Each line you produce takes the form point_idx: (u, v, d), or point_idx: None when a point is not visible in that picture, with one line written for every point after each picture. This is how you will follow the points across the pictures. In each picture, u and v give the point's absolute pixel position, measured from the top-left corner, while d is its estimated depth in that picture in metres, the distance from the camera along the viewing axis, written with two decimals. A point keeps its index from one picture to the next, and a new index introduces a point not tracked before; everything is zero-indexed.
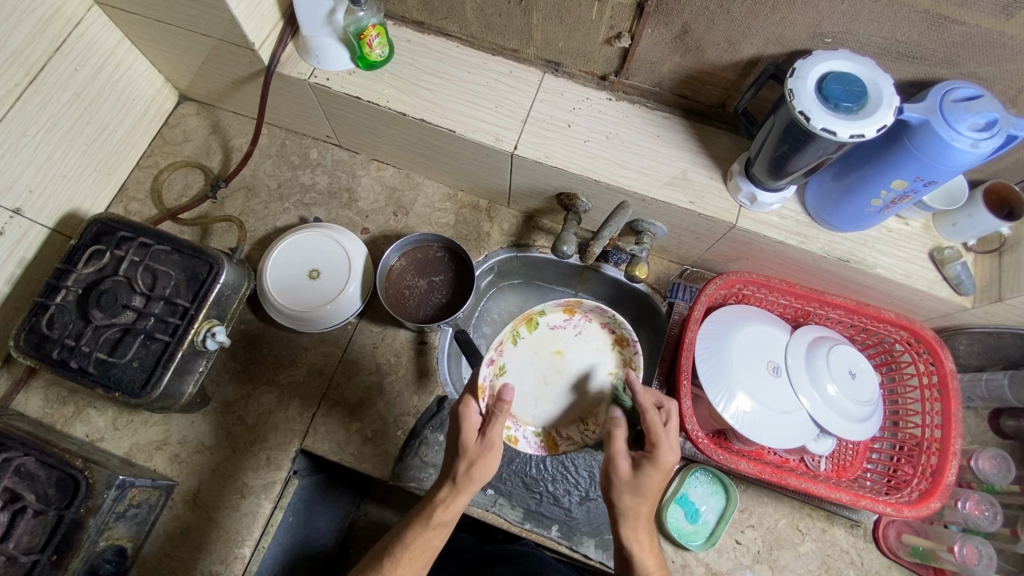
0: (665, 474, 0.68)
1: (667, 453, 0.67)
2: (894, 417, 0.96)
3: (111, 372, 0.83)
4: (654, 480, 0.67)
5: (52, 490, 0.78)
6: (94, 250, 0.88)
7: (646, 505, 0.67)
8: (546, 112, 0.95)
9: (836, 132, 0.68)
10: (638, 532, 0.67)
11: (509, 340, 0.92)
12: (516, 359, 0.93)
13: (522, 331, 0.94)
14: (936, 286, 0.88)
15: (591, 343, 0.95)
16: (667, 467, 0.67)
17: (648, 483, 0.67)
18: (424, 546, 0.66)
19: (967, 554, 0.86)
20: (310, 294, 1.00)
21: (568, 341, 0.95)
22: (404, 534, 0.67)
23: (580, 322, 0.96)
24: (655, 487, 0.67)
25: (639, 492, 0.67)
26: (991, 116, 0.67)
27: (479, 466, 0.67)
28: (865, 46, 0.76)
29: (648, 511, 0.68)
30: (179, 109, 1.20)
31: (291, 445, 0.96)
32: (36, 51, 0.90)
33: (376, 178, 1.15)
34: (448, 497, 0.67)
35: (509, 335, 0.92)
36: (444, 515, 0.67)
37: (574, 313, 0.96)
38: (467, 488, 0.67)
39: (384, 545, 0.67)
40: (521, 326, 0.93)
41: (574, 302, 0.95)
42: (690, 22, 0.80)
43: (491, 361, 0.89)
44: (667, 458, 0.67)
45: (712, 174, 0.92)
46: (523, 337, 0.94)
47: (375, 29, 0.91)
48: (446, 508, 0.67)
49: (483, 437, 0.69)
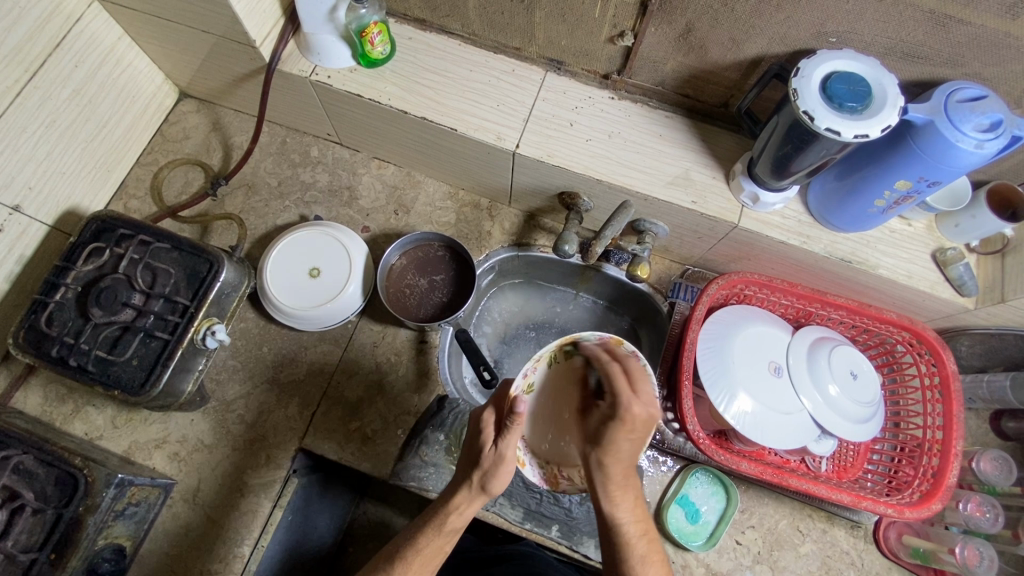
0: (630, 432, 0.64)
1: (629, 406, 0.63)
2: (896, 418, 0.96)
3: (110, 370, 0.83)
4: (618, 437, 0.64)
5: (52, 488, 0.78)
6: (94, 247, 0.88)
7: (616, 464, 0.64)
8: (548, 110, 0.95)
9: (840, 132, 0.67)
10: (614, 492, 0.65)
11: (547, 358, 0.73)
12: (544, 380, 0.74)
13: (557, 351, 0.73)
14: (938, 287, 0.88)
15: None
16: (630, 421, 0.63)
17: (610, 441, 0.64)
18: (437, 551, 0.66)
19: (968, 555, 0.86)
20: (311, 293, 0.99)
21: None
22: (418, 537, 0.67)
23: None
24: (622, 444, 0.64)
25: (605, 451, 0.64)
26: (996, 116, 0.66)
27: (493, 478, 0.65)
28: (869, 46, 0.75)
29: (623, 472, 0.65)
30: (179, 106, 1.20)
31: (291, 443, 0.96)
32: (36, 47, 0.90)
33: (377, 176, 1.15)
34: (462, 504, 0.66)
35: (549, 352, 0.73)
36: (458, 520, 0.66)
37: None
38: (484, 495, 0.66)
39: (394, 547, 0.67)
40: (558, 352, 0.74)
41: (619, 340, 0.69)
42: (693, 20, 0.79)
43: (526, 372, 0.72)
44: (629, 412, 0.63)
45: (714, 174, 0.92)
46: (560, 359, 0.75)
47: (376, 27, 0.91)
48: (460, 513, 0.67)
49: (494, 445, 0.65)
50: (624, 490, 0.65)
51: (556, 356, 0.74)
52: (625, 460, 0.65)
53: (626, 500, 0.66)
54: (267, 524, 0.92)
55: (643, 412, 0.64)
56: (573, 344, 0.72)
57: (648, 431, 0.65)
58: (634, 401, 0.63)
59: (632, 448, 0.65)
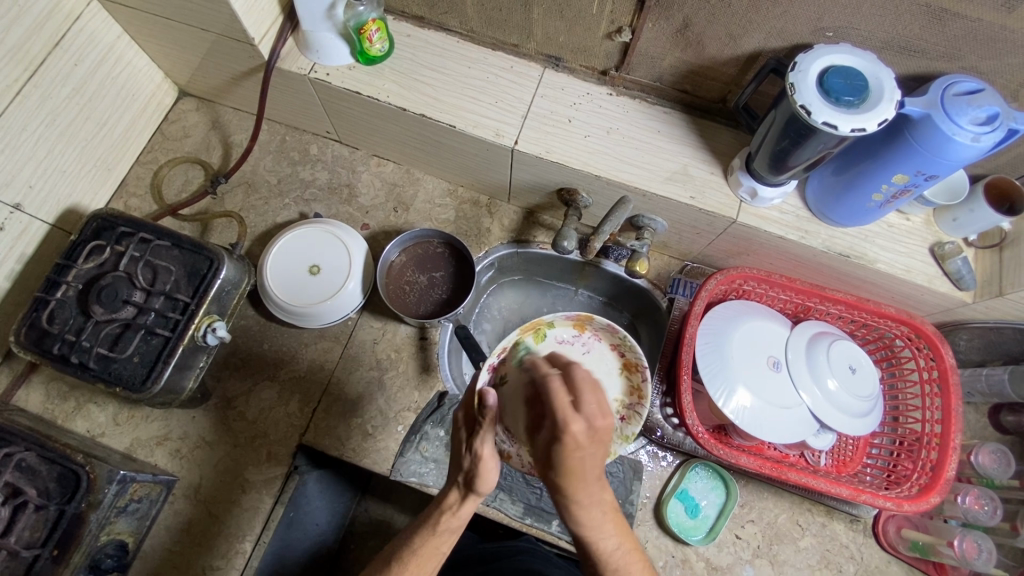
0: (585, 457, 0.55)
1: (568, 427, 0.54)
2: (894, 413, 0.96)
3: (111, 367, 0.83)
4: (569, 458, 0.55)
5: (54, 485, 0.79)
6: (94, 245, 0.88)
7: (577, 487, 0.57)
8: (546, 107, 0.95)
9: (837, 126, 0.68)
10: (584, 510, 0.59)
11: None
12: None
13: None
14: (936, 281, 0.88)
15: (601, 364, 0.90)
16: (575, 441, 0.55)
17: (563, 465, 0.55)
18: (433, 551, 0.66)
19: (966, 548, 0.86)
20: (310, 290, 0.99)
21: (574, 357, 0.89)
22: (412, 538, 0.67)
23: (588, 340, 0.90)
24: (580, 466, 0.56)
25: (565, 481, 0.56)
26: (993, 109, 0.66)
27: (477, 478, 0.65)
28: (867, 40, 0.75)
29: (588, 493, 0.58)
30: (179, 105, 1.20)
31: (292, 440, 0.96)
32: (35, 46, 0.90)
33: (376, 173, 1.15)
34: (455, 503, 0.67)
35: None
36: (454, 520, 0.67)
37: (584, 330, 0.90)
38: (474, 496, 0.66)
39: (391, 550, 0.68)
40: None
41: (586, 316, 0.89)
42: (691, 15, 0.80)
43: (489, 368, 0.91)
44: (568, 433, 0.54)
45: (713, 169, 0.92)
46: (529, 348, 0.84)
47: (375, 24, 0.91)
48: (455, 513, 0.67)
49: (470, 450, 0.66)
50: (591, 499, 0.58)
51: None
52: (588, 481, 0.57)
53: (594, 509, 0.60)
54: (268, 521, 0.92)
55: (588, 430, 0.55)
56: (543, 327, 0.87)
57: (604, 443, 0.56)
58: (570, 423, 0.54)
59: (591, 467, 0.56)
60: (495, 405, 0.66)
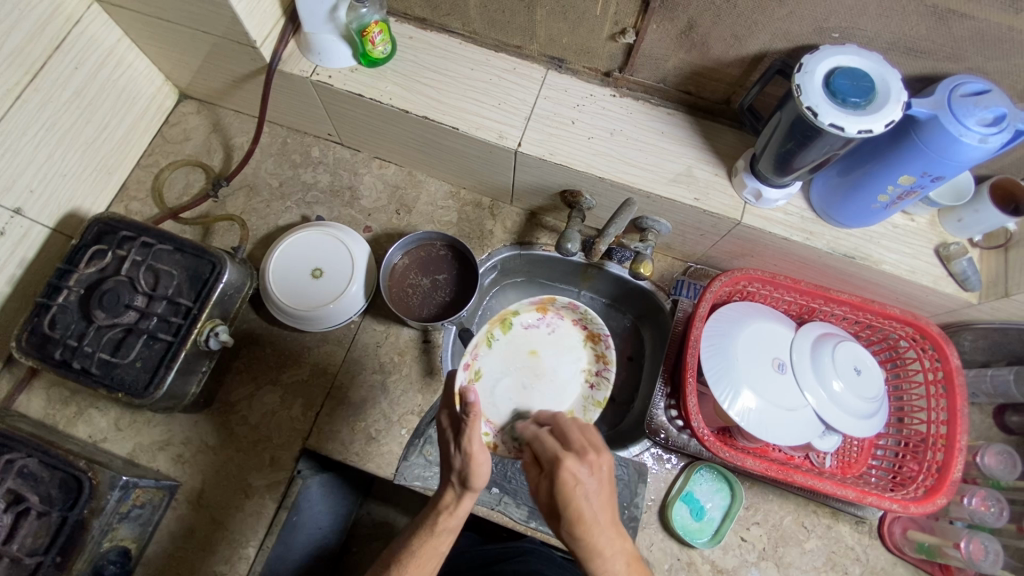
0: (586, 492, 0.62)
1: (563, 461, 0.63)
2: (899, 414, 0.96)
3: (114, 373, 0.83)
4: (573, 495, 0.62)
5: (56, 491, 0.78)
6: (96, 250, 0.87)
7: (588, 528, 0.60)
8: (549, 109, 0.95)
9: (844, 128, 0.67)
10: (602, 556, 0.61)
11: (484, 344, 1.03)
12: (490, 361, 1.04)
13: (496, 332, 1.05)
14: (941, 282, 0.88)
15: (567, 338, 1.08)
16: (573, 476, 0.62)
17: (568, 506, 0.61)
18: (432, 551, 0.66)
19: (974, 549, 0.87)
20: (313, 293, 0.99)
21: (541, 337, 1.08)
22: (412, 539, 0.67)
23: (552, 319, 1.08)
24: (585, 505, 0.61)
25: (572, 524, 0.61)
26: (1000, 111, 0.66)
27: (470, 474, 0.67)
28: (872, 41, 0.75)
29: (603, 537, 0.61)
30: (179, 108, 1.19)
31: (294, 445, 0.96)
32: (35, 49, 0.90)
33: (378, 175, 1.15)
34: (452, 502, 0.68)
35: (483, 337, 1.03)
36: (452, 519, 0.68)
37: (547, 311, 1.08)
38: (469, 493, 0.68)
39: (392, 551, 0.67)
40: (495, 327, 1.05)
41: (547, 301, 1.06)
42: (695, 17, 0.79)
43: (465, 366, 1.00)
44: (566, 470, 0.63)
45: (717, 171, 0.91)
46: (497, 339, 1.05)
47: (377, 26, 0.91)
48: (452, 512, 0.68)
49: (459, 449, 0.68)
50: (609, 544, 0.61)
51: (495, 336, 1.05)
52: (598, 523, 0.61)
53: (616, 558, 0.61)
54: (272, 526, 0.91)
55: (583, 465, 0.63)
56: (509, 317, 1.07)
57: (605, 482, 0.64)
58: (566, 461, 0.63)
59: (595, 505, 0.62)
60: (478, 403, 0.67)
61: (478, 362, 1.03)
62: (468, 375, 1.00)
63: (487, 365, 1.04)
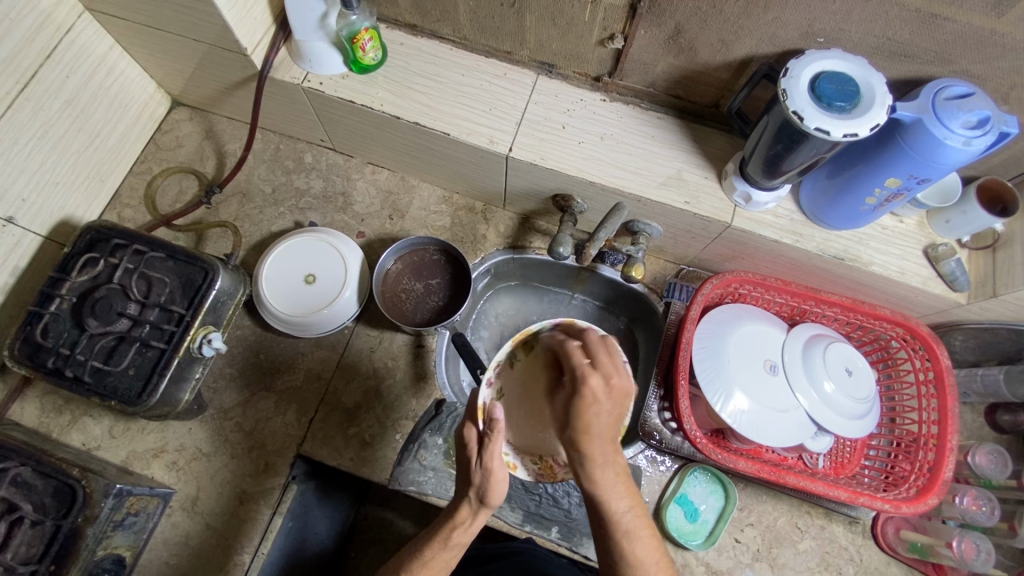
0: (597, 408, 0.62)
1: (584, 379, 0.63)
2: (891, 413, 0.96)
3: (107, 381, 0.83)
4: (586, 414, 0.61)
5: (50, 499, 0.78)
6: (88, 258, 0.88)
7: (592, 442, 0.61)
8: (540, 113, 0.95)
9: (830, 131, 0.68)
10: (596, 471, 0.62)
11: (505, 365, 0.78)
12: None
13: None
14: (931, 283, 0.89)
15: None
16: (592, 393, 0.62)
17: (580, 420, 0.61)
18: (439, 564, 0.67)
19: (965, 548, 0.86)
20: (306, 299, 0.99)
21: None
22: (424, 550, 0.68)
23: None
24: (594, 422, 0.61)
25: (578, 439, 0.61)
26: (983, 113, 0.67)
27: (488, 491, 0.66)
28: (857, 45, 0.76)
29: (603, 455, 0.62)
30: (172, 115, 1.20)
31: (289, 450, 0.96)
32: (27, 59, 0.90)
33: (371, 181, 1.15)
34: (468, 518, 0.67)
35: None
36: (464, 534, 0.67)
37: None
38: (486, 509, 0.67)
39: (402, 560, 0.69)
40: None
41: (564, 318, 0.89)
42: (683, 22, 0.80)
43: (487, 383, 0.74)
44: (588, 384, 0.62)
45: (707, 174, 0.92)
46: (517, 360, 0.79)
47: (368, 33, 0.91)
48: (466, 528, 0.68)
49: (478, 463, 0.66)
50: (604, 456, 0.62)
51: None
52: (599, 445, 0.62)
53: (619, 492, 0.63)
54: (267, 531, 0.92)
55: (604, 379, 0.63)
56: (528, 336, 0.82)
57: (618, 405, 0.63)
58: (588, 373, 0.62)
59: (605, 427, 0.62)
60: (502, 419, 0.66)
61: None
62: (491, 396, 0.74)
63: None
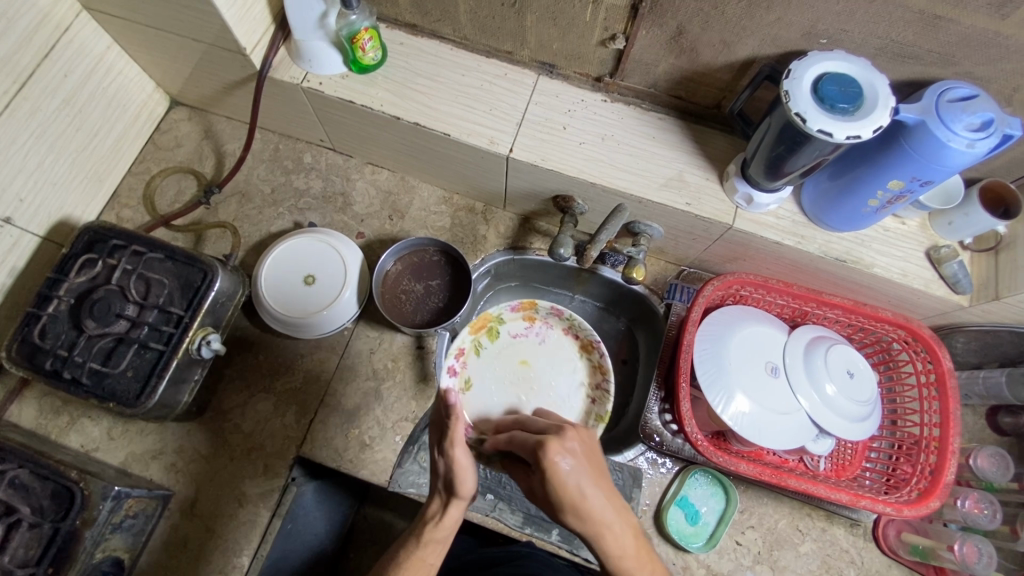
0: (571, 472, 0.62)
1: (546, 446, 0.63)
2: (893, 416, 0.96)
3: (105, 382, 0.82)
4: (562, 480, 0.62)
5: (48, 502, 0.78)
6: (86, 259, 0.87)
7: (586, 507, 0.61)
8: (542, 114, 0.95)
9: (832, 133, 0.67)
10: (605, 531, 0.62)
11: (470, 351, 1.03)
12: (478, 367, 1.03)
13: (482, 340, 1.05)
14: (933, 285, 0.88)
15: (557, 349, 1.06)
16: (558, 457, 0.63)
17: (562, 491, 0.61)
18: (419, 564, 0.65)
19: (967, 552, 0.87)
20: (305, 300, 0.99)
21: (531, 346, 1.06)
22: (399, 550, 0.67)
23: (541, 329, 1.07)
24: (575, 486, 0.62)
25: (571, 506, 0.62)
26: (987, 116, 0.67)
27: (456, 482, 0.67)
28: (860, 46, 0.75)
29: (603, 510, 0.62)
30: (171, 114, 1.19)
31: (289, 452, 0.95)
32: (25, 58, 0.89)
33: (371, 181, 1.15)
34: (439, 511, 0.69)
35: (469, 344, 1.03)
36: (439, 529, 0.68)
37: (534, 321, 1.07)
38: (456, 500, 0.68)
39: (383, 563, 0.67)
40: (482, 335, 1.05)
41: (529, 306, 1.05)
42: (685, 23, 0.79)
43: (451, 371, 1.00)
44: (550, 453, 0.63)
45: (708, 175, 0.92)
46: (484, 346, 1.05)
47: (368, 33, 0.90)
48: (438, 523, 0.69)
49: (443, 453, 0.68)
50: (606, 517, 0.62)
51: (483, 344, 1.05)
52: (596, 501, 0.62)
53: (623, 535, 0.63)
54: (266, 534, 0.91)
55: (564, 446, 0.64)
56: (494, 323, 1.06)
57: (586, 457, 0.64)
58: (548, 444, 0.63)
59: (586, 484, 0.62)
60: (458, 404, 0.69)
61: (468, 369, 1.02)
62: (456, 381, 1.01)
63: (476, 372, 1.03)
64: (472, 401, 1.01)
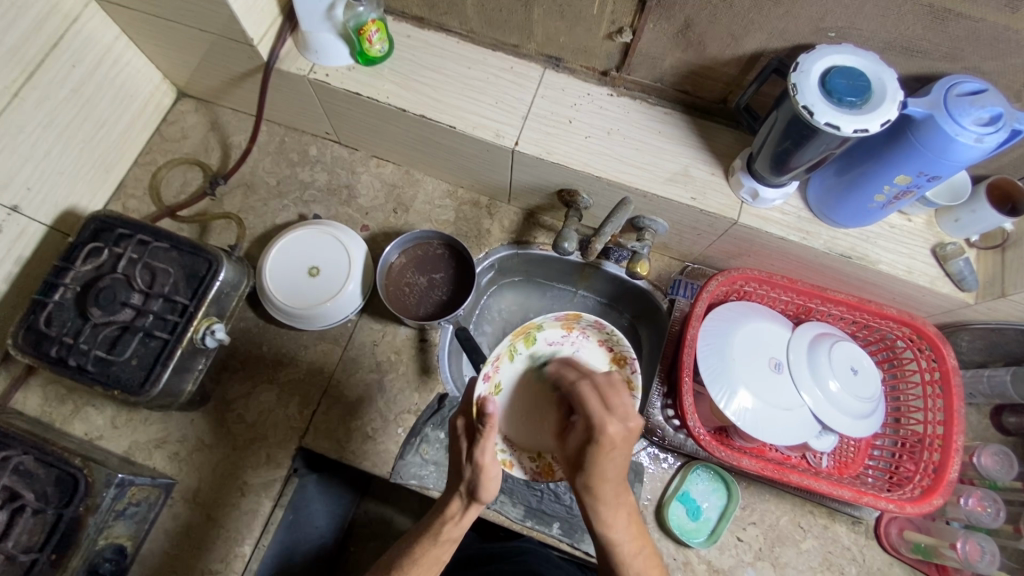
0: (610, 451, 0.64)
1: (603, 426, 0.64)
2: (896, 414, 0.95)
3: (110, 370, 0.83)
4: (602, 457, 0.64)
5: (52, 489, 0.78)
6: (93, 247, 0.87)
7: (605, 489, 0.64)
8: (547, 107, 0.95)
9: (840, 127, 0.67)
10: (606, 513, 0.65)
11: (504, 356, 0.89)
12: (512, 374, 0.91)
13: (518, 345, 0.91)
14: (939, 283, 0.88)
15: (590, 362, 0.92)
16: (610, 440, 0.64)
17: (593, 464, 0.64)
18: (430, 561, 0.66)
19: (969, 550, 0.86)
20: (309, 292, 0.99)
21: (564, 358, 0.93)
22: (413, 543, 0.67)
23: (577, 338, 0.94)
24: (607, 468, 0.64)
25: (594, 481, 0.64)
26: (996, 110, 0.66)
27: (480, 488, 0.65)
28: (868, 41, 0.75)
29: (613, 495, 0.65)
30: (178, 105, 1.19)
31: (292, 442, 0.96)
32: (33, 48, 0.90)
33: (376, 174, 1.15)
34: (457, 513, 0.67)
35: (506, 351, 0.89)
36: (455, 527, 0.67)
37: (572, 329, 0.94)
38: (476, 504, 0.67)
39: (392, 557, 0.68)
40: (519, 341, 0.91)
41: (572, 317, 0.92)
42: (692, 16, 0.79)
43: (486, 376, 0.86)
44: (604, 434, 0.64)
45: (714, 170, 0.91)
46: (519, 353, 0.91)
47: (374, 25, 0.91)
48: (457, 522, 0.67)
49: (470, 459, 0.67)
50: (615, 499, 0.65)
51: (519, 351, 0.91)
52: (611, 485, 0.65)
53: (620, 517, 0.65)
54: (268, 524, 0.92)
55: (619, 424, 0.65)
56: (532, 330, 0.92)
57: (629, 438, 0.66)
58: (606, 420, 0.64)
59: (616, 465, 0.65)
60: (495, 414, 0.65)
61: (500, 376, 0.89)
62: (489, 388, 0.86)
63: (508, 381, 0.90)
64: (502, 410, 0.89)
